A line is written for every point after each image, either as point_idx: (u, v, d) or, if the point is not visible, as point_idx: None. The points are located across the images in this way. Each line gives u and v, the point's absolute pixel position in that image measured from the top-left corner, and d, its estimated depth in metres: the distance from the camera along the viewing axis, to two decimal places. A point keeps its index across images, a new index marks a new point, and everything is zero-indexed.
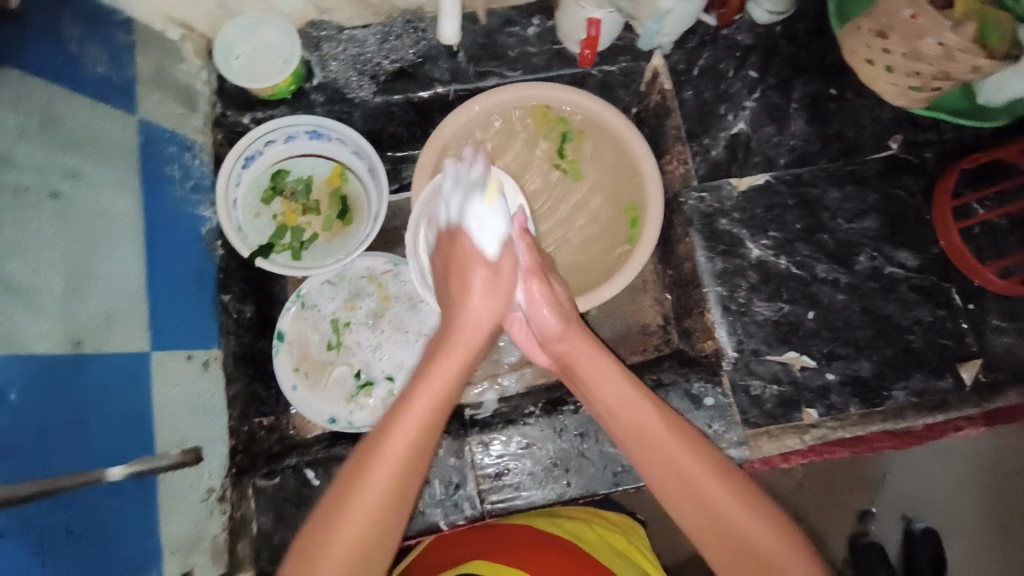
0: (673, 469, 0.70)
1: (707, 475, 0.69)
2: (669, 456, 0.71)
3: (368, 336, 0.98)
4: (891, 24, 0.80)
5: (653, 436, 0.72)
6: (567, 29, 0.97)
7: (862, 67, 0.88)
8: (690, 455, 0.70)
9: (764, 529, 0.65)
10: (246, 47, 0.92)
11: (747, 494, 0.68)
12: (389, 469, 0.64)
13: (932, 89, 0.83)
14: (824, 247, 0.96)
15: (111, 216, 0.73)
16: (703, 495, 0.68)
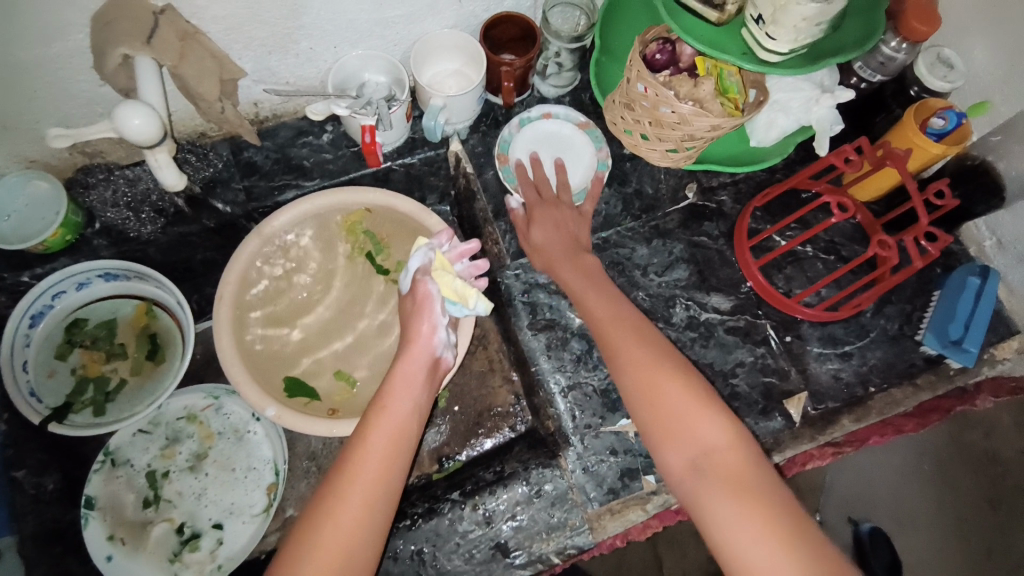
0: (638, 366, 0.74)
1: (666, 374, 0.73)
2: (637, 352, 0.75)
3: (190, 483, 0.92)
4: (632, 98, 0.86)
5: (623, 332, 0.78)
6: (352, 132, 0.98)
7: (627, 137, 0.94)
8: (653, 355, 0.75)
9: (717, 435, 0.68)
10: (19, 204, 0.89)
11: (715, 409, 0.70)
12: (374, 472, 0.68)
13: (686, 149, 0.90)
14: (640, 305, 0.97)
15: None
16: (661, 394, 0.71)
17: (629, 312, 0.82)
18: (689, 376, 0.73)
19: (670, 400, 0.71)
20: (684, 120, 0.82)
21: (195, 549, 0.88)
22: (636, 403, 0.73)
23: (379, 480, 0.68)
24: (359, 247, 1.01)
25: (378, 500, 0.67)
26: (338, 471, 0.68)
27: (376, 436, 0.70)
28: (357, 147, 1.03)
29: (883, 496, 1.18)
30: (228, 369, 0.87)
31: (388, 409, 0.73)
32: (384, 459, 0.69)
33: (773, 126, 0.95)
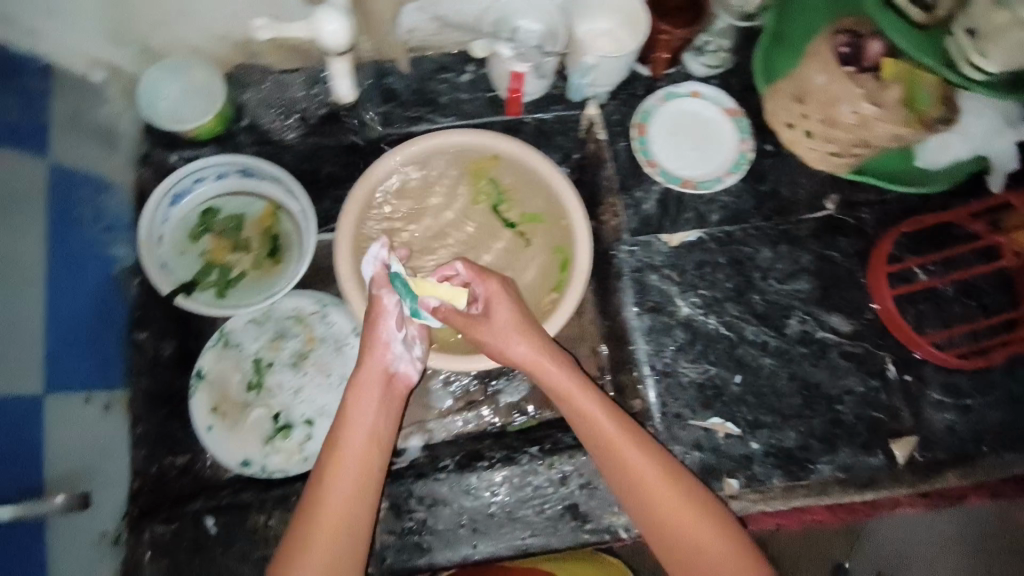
0: (672, 530, 0.75)
1: (684, 514, 0.75)
2: (664, 509, 0.75)
3: (289, 377, 0.97)
4: (806, 91, 0.83)
5: (626, 450, 0.77)
6: (496, 77, 0.96)
7: (786, 129, 0.92)
8: (680, 499, 0.76)
9: (728, 559, 0.73)
10: (173, 91, 0.94)
11: (740, 547, 0.74)
12: (336, 543, 0.72)
13: (852, 154, 0.86)
14: (754, 308, 0.94)
15: (7, 260, 0.72)
16: (694, 557, 0.74)
17: (625, 417, 0.80)
18: (691, 491, 0.77)
19: (665, 507, 0.75)
20: (863, 123, 0.80)
21: (285, 438, 0.93)
22: (679, 566, 0.75)
23: (344, 539, 0.73)
24: (480, 192, 1.02)
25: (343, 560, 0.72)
26: (303, 525, 0.73)
27: (339, 499, 0.74)
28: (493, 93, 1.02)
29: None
30: (341, 281, 0.92)
31: (341, 470, 0.75)
32: (343, 518, 0.73)
33: (945, 151, 0.85)
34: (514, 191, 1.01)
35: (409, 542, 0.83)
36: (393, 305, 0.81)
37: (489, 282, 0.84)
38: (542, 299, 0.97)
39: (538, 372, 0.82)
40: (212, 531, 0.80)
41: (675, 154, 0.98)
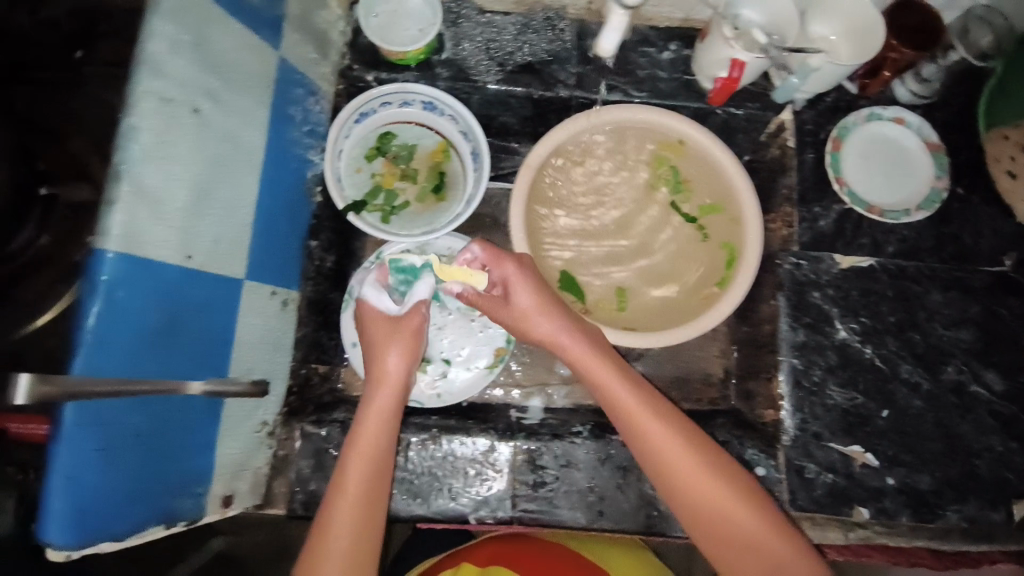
0: (680, 476, 0.74)
1: (692, 464, 0.75)
2: (673, 458, 0.75)
3: (434, 314, 0.98)
4: None
5: (642, 406, 0.78)
6: (705, 63, 0.94)
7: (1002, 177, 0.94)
8: (687, 448, 0.75)
9: (737, 510, 0.73)
10: (386, 8, 0.93)
11: (747, 496, 0.74)
12: (358, 495, 0.73)
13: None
14: (911, 347, 0.93)
15: (237, 143, 0.73)
16: (702, 506, 0.74)
17: (670, 416, 0.78)
18: (702, 445, 0.76)
19: (715, 507, 0.73)
20: None
21: (423, 372, 0.95)
22: (687, 513, 0.74)
23: (374, 486, 0.74)
24: (658, 177, 1.01)
25: (372, 510, 0.73)
26: (333, 491, 0.74)
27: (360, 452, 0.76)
28: (691, 76, 1.00)
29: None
30: (510, 234, 0.93)
31: (369, 429, 0.77)
32: (372, 474, 0.75)
33: None
34: (693, 178, 1.00)
35: (539, 495, 0.86)
36: (388, 300, 0.86)
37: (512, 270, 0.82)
38: (698, 292, 0.96)
39: (530, 317, 0.82)
40: None
41: (865, 176, 0.97)
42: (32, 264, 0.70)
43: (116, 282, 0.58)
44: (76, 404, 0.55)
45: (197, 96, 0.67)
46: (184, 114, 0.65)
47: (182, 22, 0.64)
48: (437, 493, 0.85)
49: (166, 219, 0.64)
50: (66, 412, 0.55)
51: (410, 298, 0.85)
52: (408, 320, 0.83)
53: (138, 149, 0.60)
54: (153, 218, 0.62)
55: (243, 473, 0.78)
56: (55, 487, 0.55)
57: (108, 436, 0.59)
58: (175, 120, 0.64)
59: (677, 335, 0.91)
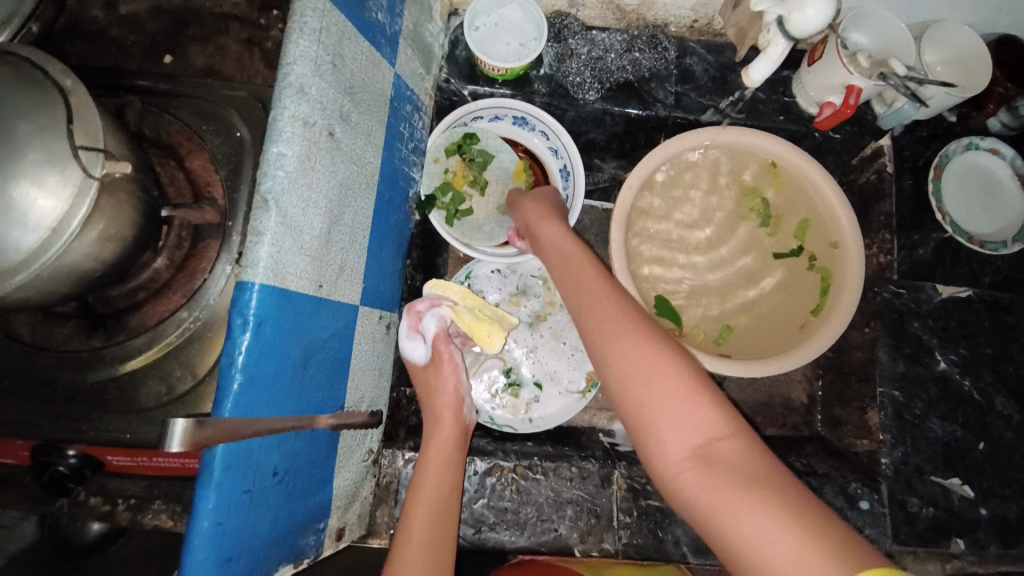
0: (615, 354, 0.64)
1: (640, 347, 0.63)
2: (614, 333, 0.65)
3: (524, 336, 0.96)
4: None
5: (595, 294, 0.71)
6: (813, 86, 0.93)
7: None
8: (631, 329, 0.65)
9: (688, 396, 0.59)
10: (488, 21, 0.93)
11: (698, 385, 0.60)
12: (428, 515, 0.71)
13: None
14: (1006, 379, 0.93)
15: (360, 166, 0.70)
16: (635, 386, 0.61)
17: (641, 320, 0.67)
18: (652, 331, 0.65)
19: (681, 407, 0.59)
20: None
21: (515, 395, 0.94)
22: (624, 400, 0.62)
23: (440, 521, 0.71)
24: (751, 209, 1.00)
25: (435, 533, 0.69)
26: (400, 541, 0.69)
27: (432, 470, 0.74)
28: (789, 99, 0.98)
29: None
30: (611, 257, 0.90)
31: (430, 459, 0.76)
32: (439, 502, 0.72)
33: None
34: (791, 206, 0.98)
35: (643, 527, 0.84)
36: (416, 347, 0.82)
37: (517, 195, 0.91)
38: (798, 320, 0.94)
39: (559, 256, 0.78)
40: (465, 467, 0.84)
41: (963, 207, 0.96)
42: (148, 290, 0.68)
43: (265, 318, 0.55)
44: (224, 446, 0.51)
45: (332, 119, 0.64)
46: (322, 138, 0.62)
47: (325, 42, 0.62)
48: (536, 522, 0.83)
49: (305, 248, 0.61)
50: (213, 455, 0.50)
51: (427, 335, 0.82)
52: (440, 357, 0.82)
53: (286, 176, 0.57)
54: (295, 250, 0.59)
55: (354, 504, 0.76)
56: (207, 536, 0.50)
57: (253, 475, 0.56)
58: (316, 145, 0.61)
59: (784, 361, 0.87)
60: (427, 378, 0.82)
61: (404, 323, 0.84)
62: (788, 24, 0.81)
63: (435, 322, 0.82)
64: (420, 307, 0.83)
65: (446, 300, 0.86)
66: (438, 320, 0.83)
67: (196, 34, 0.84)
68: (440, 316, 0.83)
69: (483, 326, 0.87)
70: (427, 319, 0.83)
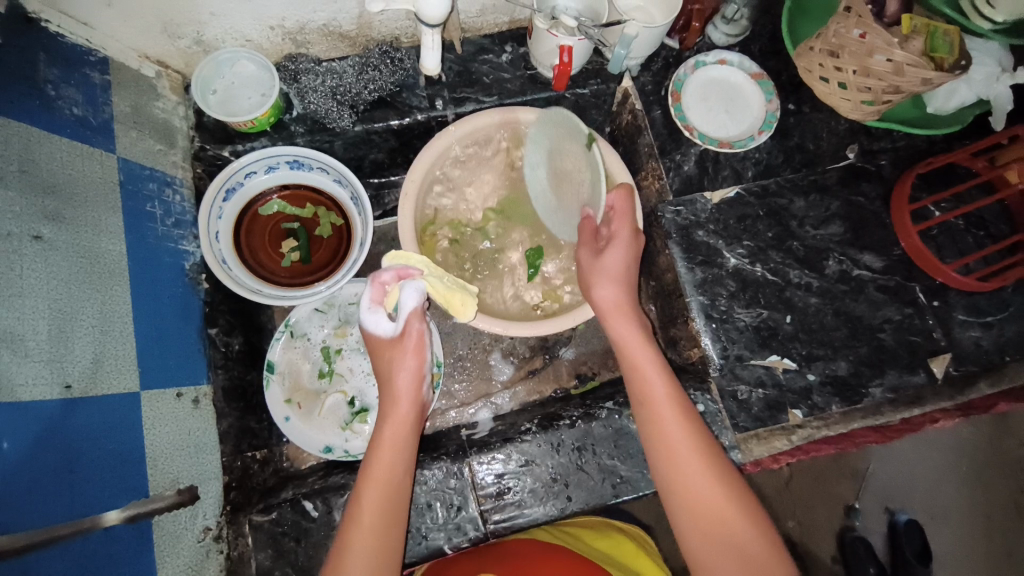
0: (683, 479, 0.75)
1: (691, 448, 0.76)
2: (687, 463, 0.76)
3: (360, 361, 0.99)
4: (842, 44, 0.92)
5: (665, 416, 0.79)
6: (540, 55, 1.00)
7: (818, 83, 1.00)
8: (683, 425, 0.78)
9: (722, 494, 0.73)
10: (224, 82, 0.93)
11: (750, 517, 0.72)
12: (382, 494, 0.74)
13: (884, 100, 0.95)
14: (795, 254, 1.02)
15: (95, 257, 0.71)
16: (684, 473, 0.75)
17: (709, 448, 0.77)
18: (698, 431, 0.78)
19: (730, 534, 0.71)
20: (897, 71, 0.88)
21: (364, 421, 0.96)
22: (669, 482, 0.76)
23: (390, 502, 0.74)
24: None
25: (387, 522, 0.72)
26: (350, 521, 0.72)
27: (389, 453, 0.77)
28: (534, 71, 1.05)
29: (912, 488, 1.43)
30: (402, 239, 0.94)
31: (388, 437, 0.79)
32: (389, 494, 0.74)
33: (953, 96, 0.98)
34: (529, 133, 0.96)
35: (506, 504, 0.86)
36: (384, 322, 0.84)
37: (612, 245, 0.91)
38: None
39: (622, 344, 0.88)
40: (315, 514, 0.82)
41: (710, 118, 1.05)
42: None
43: None
44: None
45: (34, 223, 0.65)
46: (23, 244, 0.63)
47: (4, 152, 0.63)
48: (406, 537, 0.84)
49: (31, 354, 0.61)
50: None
51: (400, 311, 0.84)
52: (408, 334, 0.84)
53: None
54: (17, 357, 0.59)
55: None
56: None
57: None
58: (18, 253, 0.62)
59: None
60: (389, 355, 0.85)
61: (371, 293, 0.86)
62: (419, 15, 0.85)
63: (411, 297, 0.83)
64: (387, 278, 0.85)
65: (419, 271, 0.85)
66: (411, 299, 0.83)
67: None
68: (410, 296, 0.83)
69: (457, 295, 0.86)
70: (406, 293, 0.83)
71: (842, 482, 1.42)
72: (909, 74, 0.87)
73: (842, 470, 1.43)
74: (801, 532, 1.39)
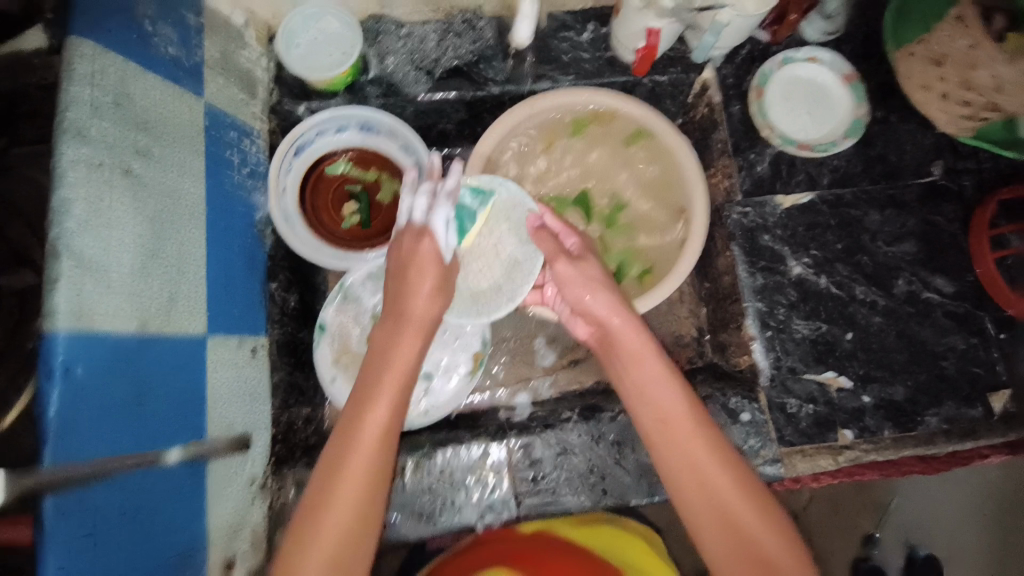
0: (686, 469, 0.70)
1: (761, 522, 0.68)
2: (691, 458, 0.70)
3: None
4: (947, 54, 0.87)
5: (672, 410, 0.72)
6: (623, 37, 0.97)
7: (918, 92, 0.95)
8: (747, 495, 0.69)
9: (785, 552, 0.66)
10: (307, 37, 0.93)
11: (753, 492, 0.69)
12: (376, 438, 0.67)
13: (982, 118, 0.91)
14: (863, 270, 0.98)
15: (176, 198, 0.73)
16: (763, 552, 0.66)
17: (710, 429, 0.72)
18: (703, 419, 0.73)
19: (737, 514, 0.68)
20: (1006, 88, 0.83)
21: None
22: (718, 547, 0.68)
23: (385, 445, 0.67)
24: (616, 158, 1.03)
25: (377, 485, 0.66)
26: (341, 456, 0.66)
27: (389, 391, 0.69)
28: (613, 53, 1.02)
29: (935, 526, 1.38)
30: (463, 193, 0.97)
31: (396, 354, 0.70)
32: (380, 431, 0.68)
33: None
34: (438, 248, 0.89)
35: (541, 488, 0.87)
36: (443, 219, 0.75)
37: (559, 267, 0.78)
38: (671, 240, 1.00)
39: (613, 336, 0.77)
40: None
41: (792, 120, 1.01)
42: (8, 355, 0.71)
43: (77, 359, 0.57)
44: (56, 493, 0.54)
45: (125, 157, 0.66)
46: (114, 177, 0.64)
47: (101, 83, 0.64)
48: (441, 507, 0.85)
49: (114, 287, 0.63)
50: (46, 505, 0.53)
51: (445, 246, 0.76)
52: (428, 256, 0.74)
53: (74, 221, 0.59)
54: (103, 289, 0.61)
55: (241, 532, 0.78)
56: None
57: (96, 516, 0.58)
58: (108, 186, 0.63)
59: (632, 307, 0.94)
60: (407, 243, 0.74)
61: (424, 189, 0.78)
62: None
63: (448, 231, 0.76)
64: (410, 177, 0.79)
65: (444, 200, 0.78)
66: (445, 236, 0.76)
67: (24, 110, 0.86)
68: (450, 213, 0.76)
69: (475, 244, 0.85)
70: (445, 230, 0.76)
71: (862, 509, 1.40)
72: (1011, 93, 0.83)
73: (866, 501, 1.40)
74: (815, 553, 1.38)
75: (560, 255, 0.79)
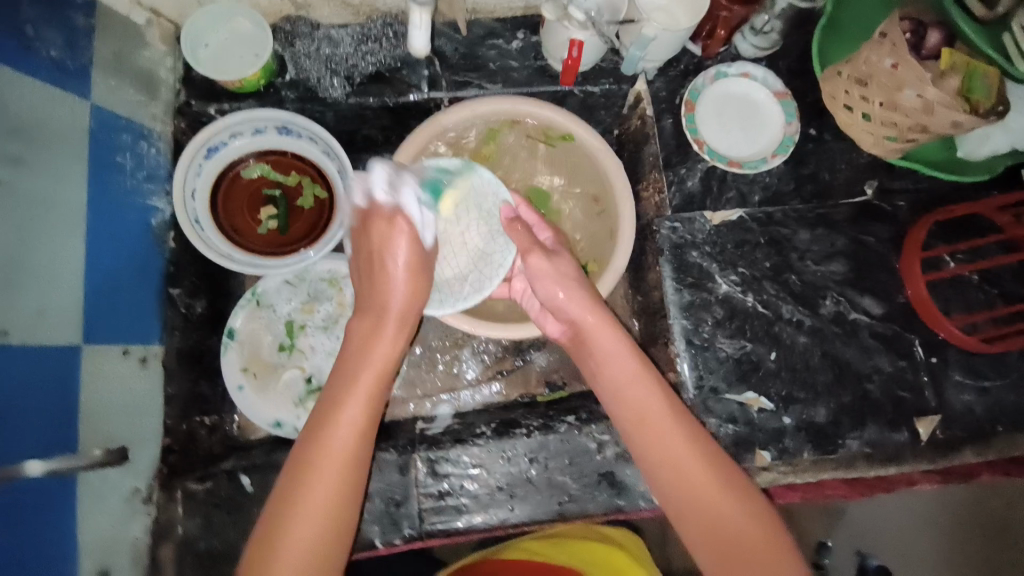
0: (665, 467, 0.68)
1: (739, 511, 0.66)
2: (673, 454, 0.67)
3: (323, 340, 0.96)
4: (869, 73, 0.86)
5: (647, 406, 0.70)
6: (551, 46, 0.95)
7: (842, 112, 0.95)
8: (730, 489, 0.67)
9: (770, 541, 0.64)
10: (216, 37, 0.89)
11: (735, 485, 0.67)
12: (356, 431, 0.63)
13: (908, 139, 0.89)
14: (790, 288, 0.96)
15: (54, 203, 0.69)
16: (742, 551, 0.64)
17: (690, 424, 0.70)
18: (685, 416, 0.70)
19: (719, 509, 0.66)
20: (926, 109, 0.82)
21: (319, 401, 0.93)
22: (701, 546, 0.66)
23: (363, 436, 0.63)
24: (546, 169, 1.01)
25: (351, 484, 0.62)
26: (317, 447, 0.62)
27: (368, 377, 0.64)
28: (543, 62, 1.00)
29: None
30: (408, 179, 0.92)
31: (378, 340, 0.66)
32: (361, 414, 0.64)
33: (986, 142, 0.92)
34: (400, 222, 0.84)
35: (448, 507, 0.84)
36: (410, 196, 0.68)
37: (533, 260, 0.74)
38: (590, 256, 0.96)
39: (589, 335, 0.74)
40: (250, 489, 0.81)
41: (721, 135, 1.00)
42: None
43: None
44: None
45: None
46: None
47: None
48: None
49: None
50: None
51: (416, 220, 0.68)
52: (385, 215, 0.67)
53: None
54: None
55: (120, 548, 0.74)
56: None
57: None
58: None
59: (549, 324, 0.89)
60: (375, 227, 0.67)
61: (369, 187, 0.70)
62: None
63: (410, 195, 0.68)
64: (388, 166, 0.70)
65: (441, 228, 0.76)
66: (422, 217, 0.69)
67: None
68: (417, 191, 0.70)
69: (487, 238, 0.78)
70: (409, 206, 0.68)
71: (816, 515, 1.34)
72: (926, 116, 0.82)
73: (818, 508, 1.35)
74: None
75: (533, 248, 0.75)
